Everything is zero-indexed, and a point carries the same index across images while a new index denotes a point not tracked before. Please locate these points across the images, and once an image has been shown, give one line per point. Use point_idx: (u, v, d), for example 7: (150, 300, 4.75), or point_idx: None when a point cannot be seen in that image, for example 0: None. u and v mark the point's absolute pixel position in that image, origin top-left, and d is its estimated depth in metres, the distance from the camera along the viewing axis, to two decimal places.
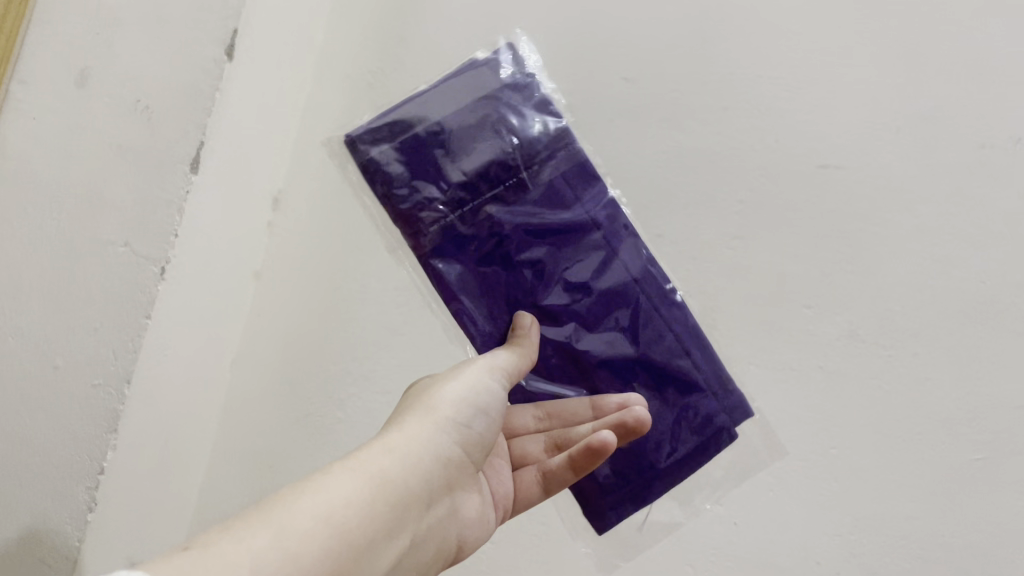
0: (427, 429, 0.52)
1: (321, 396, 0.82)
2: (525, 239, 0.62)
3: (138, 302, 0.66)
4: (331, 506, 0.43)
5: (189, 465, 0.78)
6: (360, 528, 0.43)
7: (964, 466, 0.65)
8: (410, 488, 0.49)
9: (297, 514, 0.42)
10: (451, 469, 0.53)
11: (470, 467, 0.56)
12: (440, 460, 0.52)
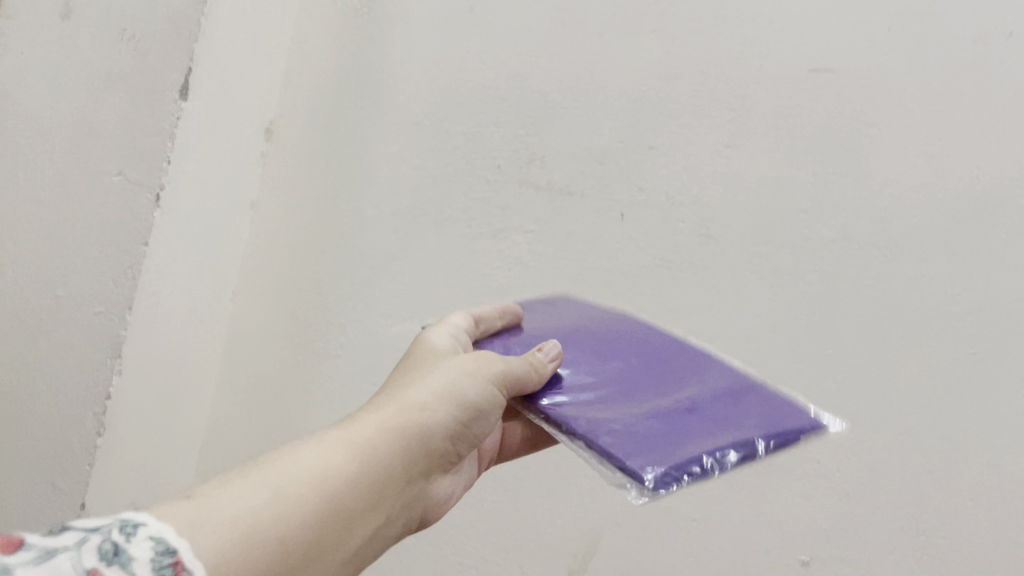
0: (420, 411, 0.49)
1: (320, 322, 0.81)
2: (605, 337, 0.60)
3: (136, 229, 0.67)
4: (363, 434, 0.46)
5: (192, 396, 0.79)
6: (392, 458, 0.46)
7: (960, 361, 0.64)
8: (397, 465, 0.46)
9: (313, 458, 0.42)
10: (428, 461, 0.50)
11: (451, 452, 0.52)
12: (422, 446, 0.49)
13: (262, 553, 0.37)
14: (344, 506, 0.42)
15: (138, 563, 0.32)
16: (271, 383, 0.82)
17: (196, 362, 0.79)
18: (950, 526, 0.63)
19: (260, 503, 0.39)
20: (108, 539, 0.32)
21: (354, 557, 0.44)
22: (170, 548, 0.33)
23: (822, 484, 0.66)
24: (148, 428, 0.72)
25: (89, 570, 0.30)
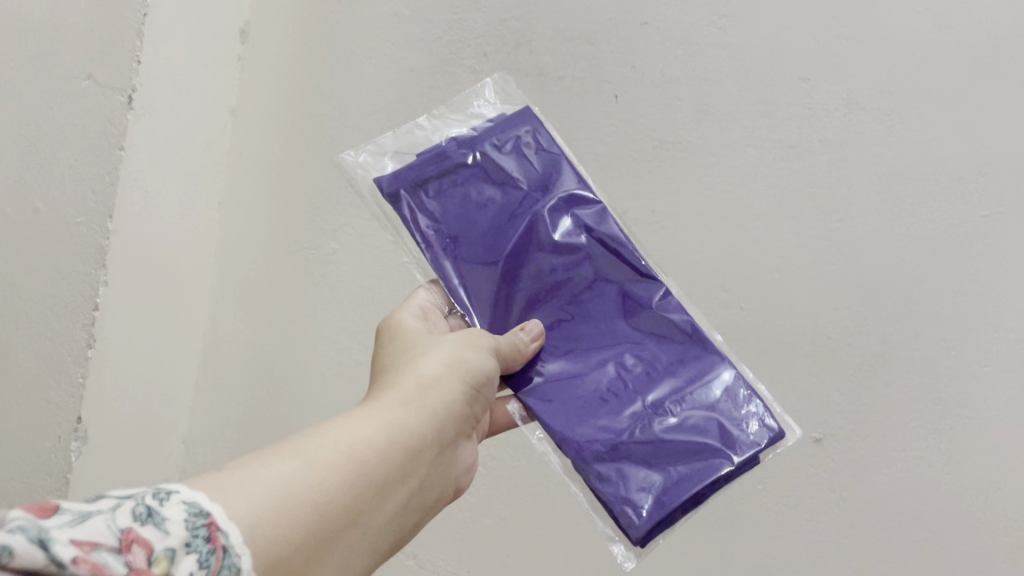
0: (432, 376, 0.48)
1: (311, 229, 0.79)
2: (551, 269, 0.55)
3: (109, 135, 0.64)
4: (383, 408, 0.45)
5: (184, 310, 0.77)
6: (417, 427, 0.46)
7: (972, 224, 0.62)
8: (424, 433, 0.46)
9: (339, 429, 0.42)
10: (456, 428, 0.49)
11: (471, 418, 0.51)
12: (445, 413, 0.48)
13: (296, 518, 0.37)
14: (376, 474, 0.42)
15: (172, 524, 0.31)
16: (266, 293, 0.80)
17: (185, 274, 0.77)
18: (964, 392, 0.61)
19: (292, 475, 0.38)
20: (140, 503, 0.31)
21: (386, 530, 0.44)
22: (201, 511, 0.33)
23: (832, 357, 0.64)
24: (136, 340, 0.70)
25: (126, 529, 0.30)
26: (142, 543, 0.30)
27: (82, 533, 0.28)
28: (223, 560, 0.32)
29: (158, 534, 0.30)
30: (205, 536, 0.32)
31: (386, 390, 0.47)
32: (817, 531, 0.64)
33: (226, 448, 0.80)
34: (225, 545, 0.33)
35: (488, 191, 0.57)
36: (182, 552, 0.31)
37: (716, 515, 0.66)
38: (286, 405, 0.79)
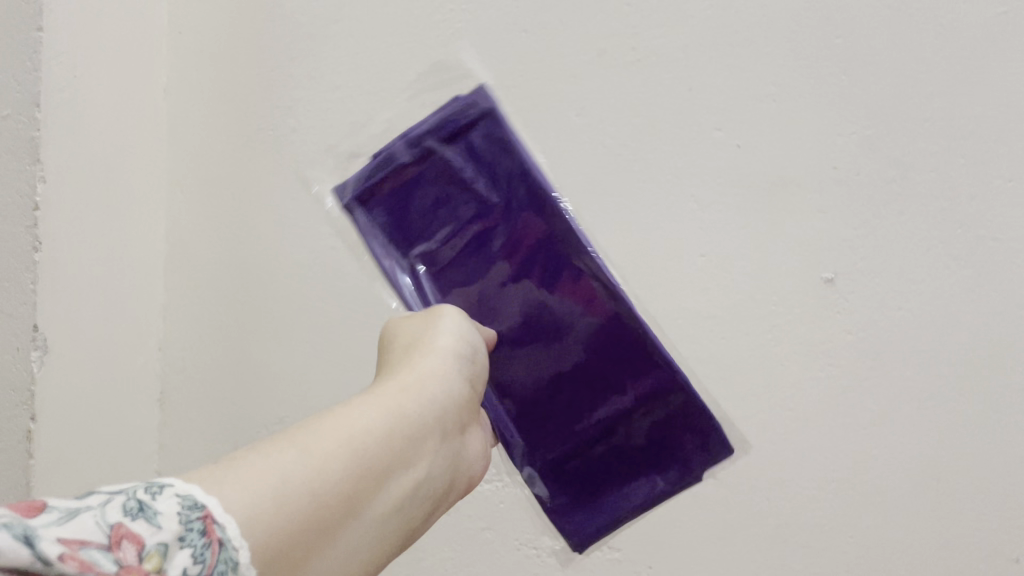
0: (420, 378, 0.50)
1: (263, 106, 0.72)
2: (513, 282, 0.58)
3: (27, 16, 0.59)
4: (379, 399, 0.46)
5: (139, 211, 0.73)
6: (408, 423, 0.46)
7: (989, 24, 0.54)
8: (420, 431, 0.47)
9: (335, 422, 0.43)
10: (448, 422, 0.50)
11: (464, 414, 0.52)
12: (435, 409, 0.49)
13: (295, 504, 0.38)
14: (375, 463, 0.43)
15: (162, 517, 0.32)
16: (224, 183, 0.74)
17: (133, 172, 0.71)
18: (987, 213, 0.56)
19: (291, 466, 0.39)
20: (132, 499, 0.32)
21: (389, 522, 0.44)
22: (197, 503, 0.34)
23: (843, 190, 0.58)
24: (87, 254, 0.66)
25: (115, 527, 0.31)
26: (132, 540, 0.31)
27: (69, 534, 0.29)
28: (220, 555, 0.33)
29: (148, 530, 0.31)
30: (198, 529, 0.33)
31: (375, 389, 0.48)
32: (834, 376, 0.60)
33: (206, 349, 0.76)
34: (222, 538, 0.34)
35: (456, 208, 0.59)
36: (174, 547, 0.31)
37: (726, 370, 0.62)
38: (259, 299, 0.73)
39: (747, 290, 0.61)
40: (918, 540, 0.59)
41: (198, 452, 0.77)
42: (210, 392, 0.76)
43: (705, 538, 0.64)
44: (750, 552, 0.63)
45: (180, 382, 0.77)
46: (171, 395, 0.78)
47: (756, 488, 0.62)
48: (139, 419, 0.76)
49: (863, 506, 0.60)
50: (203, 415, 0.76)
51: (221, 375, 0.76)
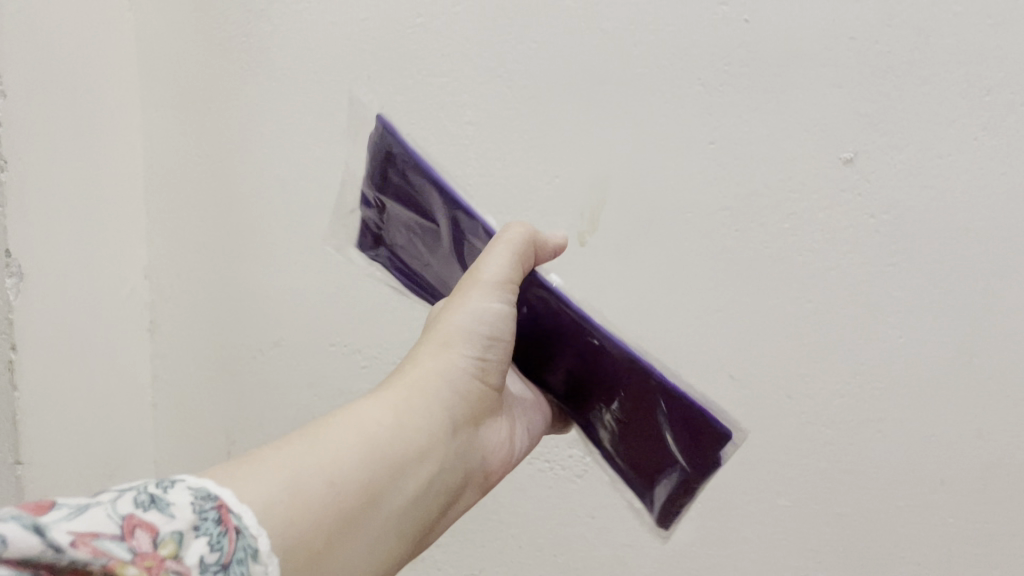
0: (446, 367, 0.47)
1: (232, 12, 0.67)
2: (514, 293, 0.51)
3: None
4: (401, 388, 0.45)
5: (111, 133, 0.68)
6: (439, 386, 0.46)
7: None
8: (446, 404, 0.46)
9: (349, 415, 0.42)
10: (469, 409, 0.48)
11: (488, 399, 0.50)
12: (457, 390, 0.47)
13: (307, 512, 0.36)
14: (392, 456, 0.41)
15: (176, 508, 0.30)
16: (200, 99, 0.69)
17: (100, 91, 0.66)
18: (1019, 77, 0.51)
19: (304, 460, 0.38)
20: (143, 492, 0.30)
21: (409, 522, 0.42)
22: (209, 494, 0.32)
23: (859, 64, 0.54)
24: (53, 183, 0.62)
25: (127, 516, 0.28)
26: (145, 530, 0.28)
27: (78, 526, 0.26)
28: (237, 543, 0.31)
29: (162, 518, 0.29)
30: (214, 518, 0.31)
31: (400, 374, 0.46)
32: (855, 261, 0.56)
33: (193, 276, 0.73)
34: (239, 526, 0.32)
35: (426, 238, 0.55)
36: (190, 536, 0.29)
37: (740, 262, 0.58)
38: (246, 221, 0.70)
39: (760, 174, 0.57)
40: (947, 422, 0.56)
41: (196, 382, 0.74)
42: (202, 320, 0.73)
43: None
44: (771, 454, 0.61)
45: (170, 312, 0.74)
46: (160, 326, 0.75)
47: (776, 382, 0.59)
48: (129, 351, 0.73)
49: (888, 392, 0.57)
50: (197, 343, 0.74)
51: (213, 306, 0.73)
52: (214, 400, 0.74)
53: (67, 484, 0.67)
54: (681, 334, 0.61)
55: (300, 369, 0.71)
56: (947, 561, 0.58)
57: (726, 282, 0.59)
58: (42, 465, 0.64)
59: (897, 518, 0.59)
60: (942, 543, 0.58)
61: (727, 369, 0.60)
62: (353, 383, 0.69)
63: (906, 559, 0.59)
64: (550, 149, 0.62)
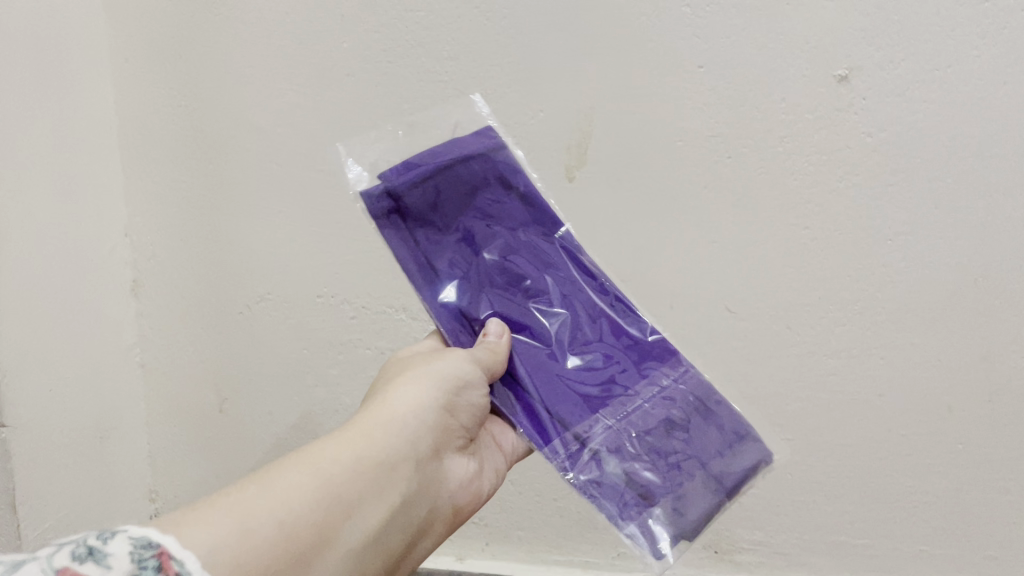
0: (406, 395, 0.41)
1: None
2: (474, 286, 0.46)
3: None
4: (362, 433, 0.38)
5: (79, 80, 0.65)
6: (399, 417, 0.40)
7: None
8: (415, 435, 0.40)
9: (303, 454, 0.36)
10: (440, 446, 0.42)
11: (456, 429, 0.43)
12: (431, 430, 0.41)
13: (269, 538, 0.32)
14: (347, 508, 0.35)
15: (116, 557, 0.26)
16: (172, 50, 0.65)
17: (62, 34, 0.63)
18: None
19: (252, 501, 0.33)
20: (82, 544, 0.27)
21: (372, 551, 0.37)
22: (150, 541, 0.28)
23: None
24: (23, 152, 0.59)
25: (61, 569, 0.25)
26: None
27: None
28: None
29: (99, 568, 0.26)
30: (156, 566, 0.27)
31: (360, 416, 0.40)
32: (853, 184, 0.54)
33: (174, 231, 0.70)
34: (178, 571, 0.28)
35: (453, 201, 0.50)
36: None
37: (735, 190, 0.56)
38: (227, 171, 0.67)
39: (750, 99, 0.54)
40: (953, 348, 0.55)
41: (184, 339, 0.72)
42: (187, 276, 0.71)
43: (724, 374, 0.59)
44: (777, 391, 0.59)
45: (155, 273, 0.72)
46: (145, 289, 0.73)
47: (774, 315, 0.57)
48: (112, 309, 0.70)
49: (890, 321, 0.56)
50: (182, 300, 0.71)
51: (199, 266, 0.70)
52: (204, 357, 0.72)
53: (56, 445, 0.64)
54: (673, 269, 0.59)
55: (289, 323, 0.69)
56: (956, 490, 0.57)
57: (720, 213, 0.57)
58: (27, 425, 0.61)
59: (903, 447, 0.57)
60: (952, 472, 0.57)
61: (724, 303, 0.58)
62: (344, 335, 0.68)
63: (914, 490, 0.58)
64: (533, 79, 0.58)
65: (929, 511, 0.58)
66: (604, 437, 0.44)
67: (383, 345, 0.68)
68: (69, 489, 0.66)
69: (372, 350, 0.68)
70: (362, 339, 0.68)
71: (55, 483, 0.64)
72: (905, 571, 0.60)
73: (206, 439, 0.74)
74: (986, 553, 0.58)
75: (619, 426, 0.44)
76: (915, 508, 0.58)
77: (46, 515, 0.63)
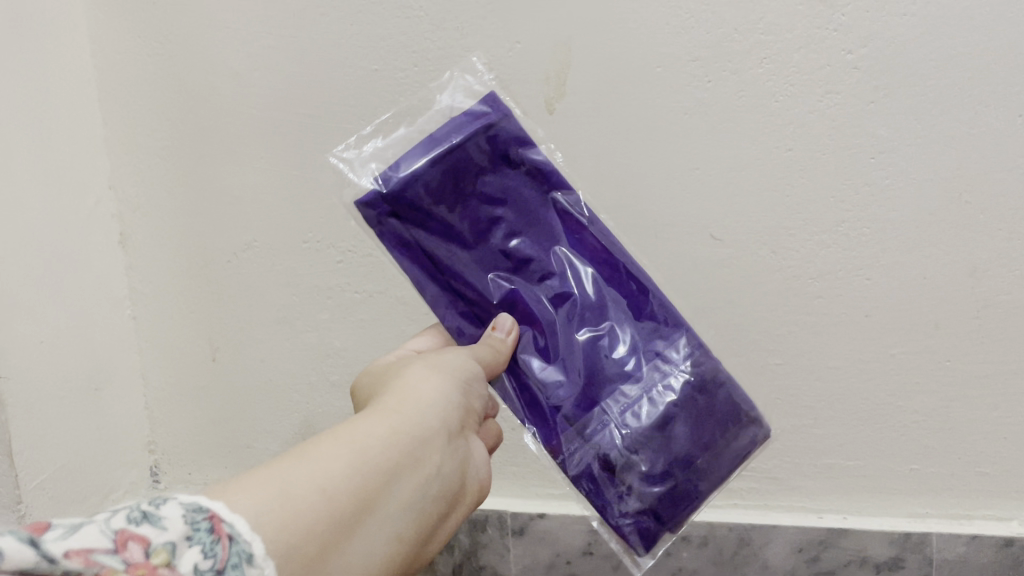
0: (426, 379, 0.41)
1: None
2: (481, 278, 0.46)
3: None
4: (386, 410, 0.38)
5: (55, 30, 0.64)
6: (422, 396, 0.40)
7: None
8: (440, 415, 0.40)
9: (337, 429, 0.35)
10: (464, 423, 0.42)
11: (473, 412, 0.43)
12: (454, 408, 0.41)
13: (313, 507, 0.31)
14: (385, 479, 0.35)
15: (170, 519, 0.27)
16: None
17: None
18: None
19: (293, 472, 0.32)
20: (136, 507, 0.27)
21: (408, 525, 0.36)
22: (201, 506, 0.28)
23: None
24: None
25: (119, 530, 0.26)
26: (138, 541, 0.26)
27: (74, 542, 0.25)
28: (232, 549, 0.28)
29: (155, 530, 0.26)
30: (208, 528, 0.28)
31: (381, 399, 0.40)
32: (834, 103, 0.54)
33: (159, 182, 0.69)
34: (231, 533, 0.28)
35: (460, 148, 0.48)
36: (183, 546, 0.27)
37: (717, 114, 0.55)
38: (208, 118, 0.66)
39: (728, 20, 0.54)
40: (938, 265, 0.55)
41: (173, 292, 0.72)
42: (172, 227, 0.70)
43: (712, 302, 0.59)
44: (764, 316, 0.58)
45: (141, 224, 0.71)
46: (131, 240, 0.72)
47: (759, 240, 0.57)
48: (100, 262, 0.70)
49: (875, 241, 0.55)
50: (170, 251, 0.71)
51: (183, 215, 0.70)
52: (194, 308, 0.72)
53: (50, 396, 0.64)
54: (657, 198, 0.58)
55: (276, 269, 0.69)
56: (946, 407, 0.58)
57: (702, 138, 0.56)
58: (20, 375, 0.61)
59: (892, 366, 0.58)
60: (941, 389, 0.57)
61: (709, 230, 0.58)
62: (332, 279, 0.68)
63: (905, 409, 0.58)
64: (509, 10, 0.57)
65: (921, 430, 0.58)
66: (603, 435, 0.44)
67: (371, 288, 0.67)
68: (64, 440, 0.66)
69: (361, 294, 0.68)
70: (349, 283, 0.68)
71: (50, 434, 0.64)
72: (898, 492, 0.60)
73: (200, 390, 0.74)
74: (978, 470, 0.58)
75: (619, 422, 0.44)
76: (903, 427, 0.59)
77: (42, 465, 0.63)
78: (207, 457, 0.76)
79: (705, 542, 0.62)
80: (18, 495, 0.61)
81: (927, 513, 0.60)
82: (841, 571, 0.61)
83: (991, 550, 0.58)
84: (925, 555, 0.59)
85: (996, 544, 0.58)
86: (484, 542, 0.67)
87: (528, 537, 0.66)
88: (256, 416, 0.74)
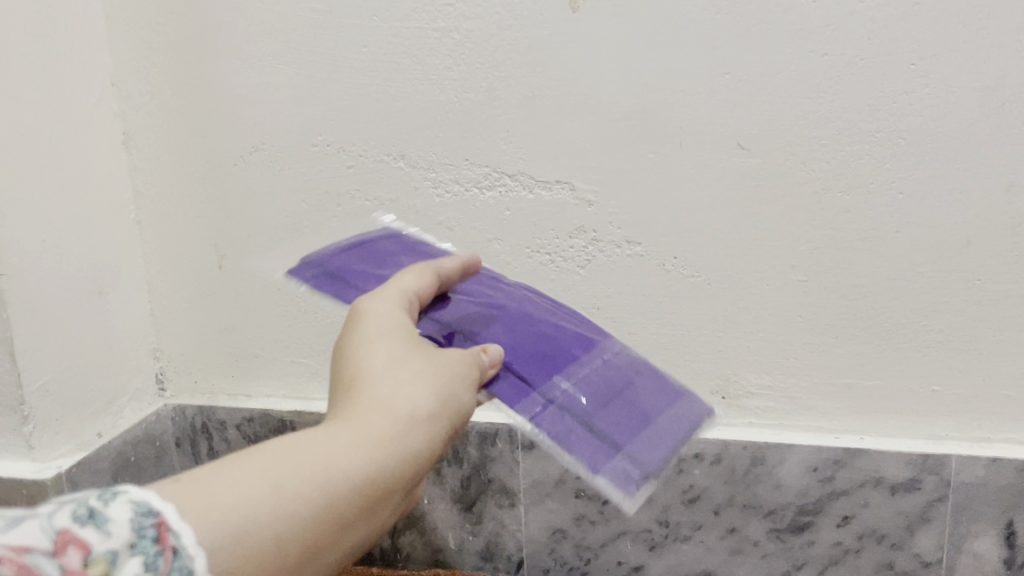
0: (418, 392, 0.34)
1: None
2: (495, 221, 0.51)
3: None
4: (376, 426, 0.32)
5: None
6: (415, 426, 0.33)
7: None
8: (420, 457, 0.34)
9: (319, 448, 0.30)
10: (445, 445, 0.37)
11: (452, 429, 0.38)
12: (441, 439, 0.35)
13: (254, 556, 0.27)
14: (349, 519, 0.30)
15: (116, 520, 0.23)
16: None
17: None
18: None
19: (259, 498, 0.27)
20: (82, 503, 0.23)
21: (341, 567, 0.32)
22: (151, 507, 0.24)
23: None
24: None
25: (60, 530, 0.22)
26: (78, 547, 0.22)
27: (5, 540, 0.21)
28: (173, 565, 0.24)
29: (98, 535, 0.22)
30: (154, 536, 0.24)
31: (362, 402, 0.33)
32: (875, 4, 0.51)
33: (162, 79, 0.67)
34: (175, 546, 0.24)
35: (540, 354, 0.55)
36: (126, 555, 0.23)
37: (748, 15, 0.53)
38: (214, 13, 0.64)
39: None
40: (972, 179, 0.53)
41: (178, 195, 0.70)
42: (177, 127, 0.68)
43: (736, 214, 0.57)
44: (790, 229, 0.57)
45: (143, 122, 0.69)
46: (133, 141, 0.70)
47: (787, 148, 0.55)
48: (105, 162, 0.68)
49: (908, 152, 0.53)
50: (175, 152, 0.69)
51: (189, 114, 0.67)
52: (201, 212, 0.70)
53: (54, 298, 0.63)
54: (680, 104, 0.56)
55: (284, 173, 0.66)
56: (971, 327, 0.56)
57: (731, 41, 0.54)
58: (22, 273, 0.60)
59: (919, 284, 0.56)
60: (968, 308, 0.56)
61: (737, 139, 0.55)
62: (343, 185, 0.65)
63: (929, 329, 0.57)
64: None
65: (944, 350, 0.57)
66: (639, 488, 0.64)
67: (382, 196, 0.64)
68: (68, 343, 0.65)
69: (371, 202, 0.65)
70: (359, 191, 0.65)
71: (54, 338, 0.63)
72: (917, 412, 0.59)
73: (206, 298, 0.73)
74: (1002, 392, 0.57)
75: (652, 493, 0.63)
76: (926, 346, 0.57)
77: (45, 367, 0.62)
78: (212, 366, 0.75)
79: (718, 460, 0.61)
80: (22, 396, 0.60)
81: (945, 436, 0.59)
82: (855, 492, 0.59)
83: (1011, 472, 0.56)
84: (942, 476, 0.58)
85: (1015, 467, 0.56)
86: (492, 455, 0.66)
87: (537, 451, 0.65)
88: (259, 325, 0.72)
